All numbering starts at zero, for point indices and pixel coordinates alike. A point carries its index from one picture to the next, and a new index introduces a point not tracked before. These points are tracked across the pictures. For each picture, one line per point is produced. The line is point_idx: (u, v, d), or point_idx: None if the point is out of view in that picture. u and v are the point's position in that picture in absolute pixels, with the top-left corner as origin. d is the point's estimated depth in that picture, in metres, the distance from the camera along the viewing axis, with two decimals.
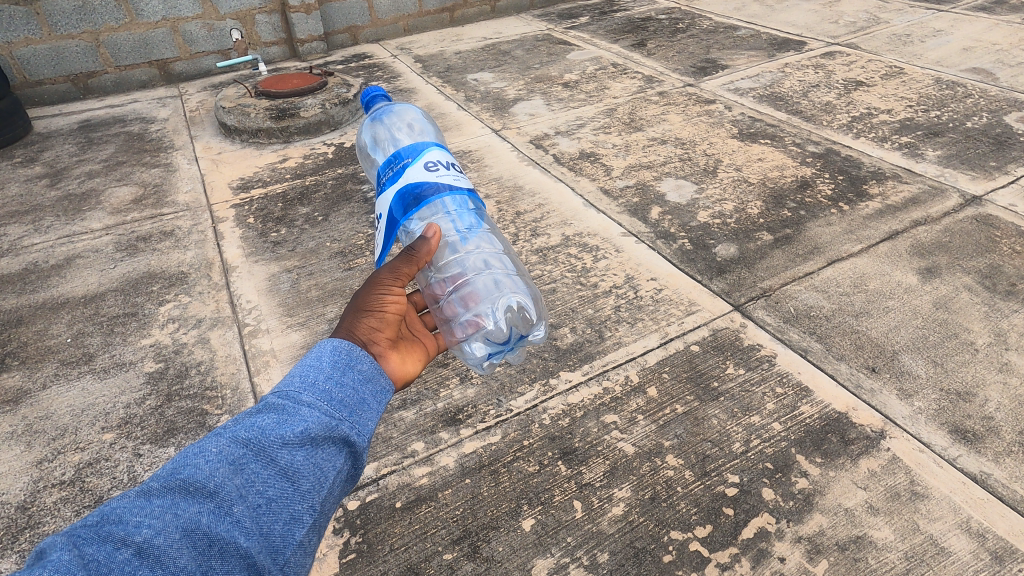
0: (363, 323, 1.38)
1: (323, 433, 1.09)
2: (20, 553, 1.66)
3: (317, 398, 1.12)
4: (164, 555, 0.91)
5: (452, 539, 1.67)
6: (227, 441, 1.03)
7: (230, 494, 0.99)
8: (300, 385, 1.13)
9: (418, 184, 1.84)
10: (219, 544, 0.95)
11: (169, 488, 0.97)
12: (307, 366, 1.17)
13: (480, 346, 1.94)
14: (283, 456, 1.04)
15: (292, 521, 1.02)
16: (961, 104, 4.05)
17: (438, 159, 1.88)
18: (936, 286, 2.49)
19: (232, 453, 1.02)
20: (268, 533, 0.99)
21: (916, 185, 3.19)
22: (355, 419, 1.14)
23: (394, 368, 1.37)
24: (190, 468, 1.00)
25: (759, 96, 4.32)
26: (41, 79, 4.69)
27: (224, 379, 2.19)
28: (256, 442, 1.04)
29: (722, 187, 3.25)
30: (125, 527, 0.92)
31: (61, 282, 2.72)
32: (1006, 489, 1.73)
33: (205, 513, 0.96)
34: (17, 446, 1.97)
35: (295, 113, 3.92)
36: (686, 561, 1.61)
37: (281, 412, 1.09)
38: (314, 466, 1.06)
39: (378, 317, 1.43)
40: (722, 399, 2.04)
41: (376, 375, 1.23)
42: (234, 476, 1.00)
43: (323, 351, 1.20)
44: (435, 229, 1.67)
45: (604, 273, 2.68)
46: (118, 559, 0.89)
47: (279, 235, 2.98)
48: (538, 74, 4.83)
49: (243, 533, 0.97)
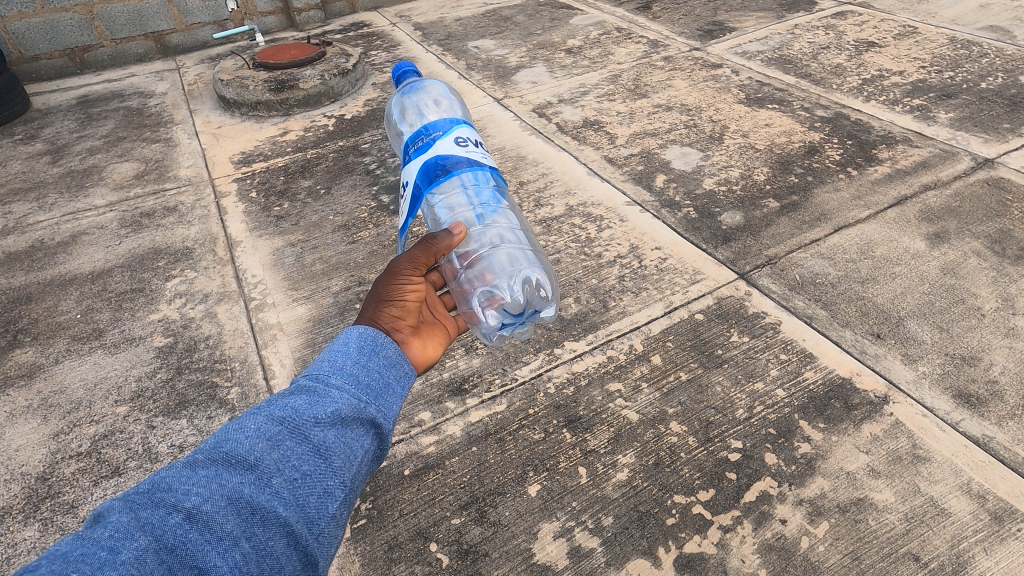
0: (386, 311, 1.39)
1: (352, 414, 1.12)
2: (42, 521, 1.71)
3: (345, 381, 1.15)
4: (212, 521, 0.94)
5: (460, 505, 1.72)
6: (265, 418, 1.06)
7: (269, 467, 1.01)
8: (330, 368, 1.16)
9: (446, 157, 1.97)
10: (261, 513, 0.97)
11: (213, 459, 1.00)
12: (335, 352, 1.21)
13: (489, 308, 1.89)
14: (316, 434, 1.06)
15: (326, 494, 1.03)
16: (976, 64, 3.94)
17: (468, 136, 2.02)
18: (944, 252, 2.47)
19: (269, 430, 1.05)
20: (304, 505, 1.00)
21: (927, 149, 3.13)
22: (381, 402, 1.17)
23: (416, 354, 1.39)
24: (232, 442, 1.02)
25: (767, 59, 4.21)
26: (37, 54, 4.63)
27: (232, 352, 2.22)
28: (290, 420, 1.07)
29: (728, 154, 3.20)
30: (174, 494, 0.95)
31: (68, 258, 2.74)
32: (1007, 452, 1.75)
33: (247, 484, 0.99)
34: (34, 419, 2.01)
35: (294, 85, 3.88)
36: (689, 524, 1.64)
37: (312, 393, 1.12)
38: (345, 445, 1.08)
39: (400, 305, 1.44)
40: (726, 365, 2.06)
41: (400, 361, 1.26)
42: (272, 451, 1.03)
43: (350, 338, 1.24)
44: (462, 229, 1.68)
45: (609, 243, 2.66)
46: (170, 523, 0.92)
47: (282, 209, 2.97)
48: (540, 41, 4.73)
49: (282, 503, 0.99)
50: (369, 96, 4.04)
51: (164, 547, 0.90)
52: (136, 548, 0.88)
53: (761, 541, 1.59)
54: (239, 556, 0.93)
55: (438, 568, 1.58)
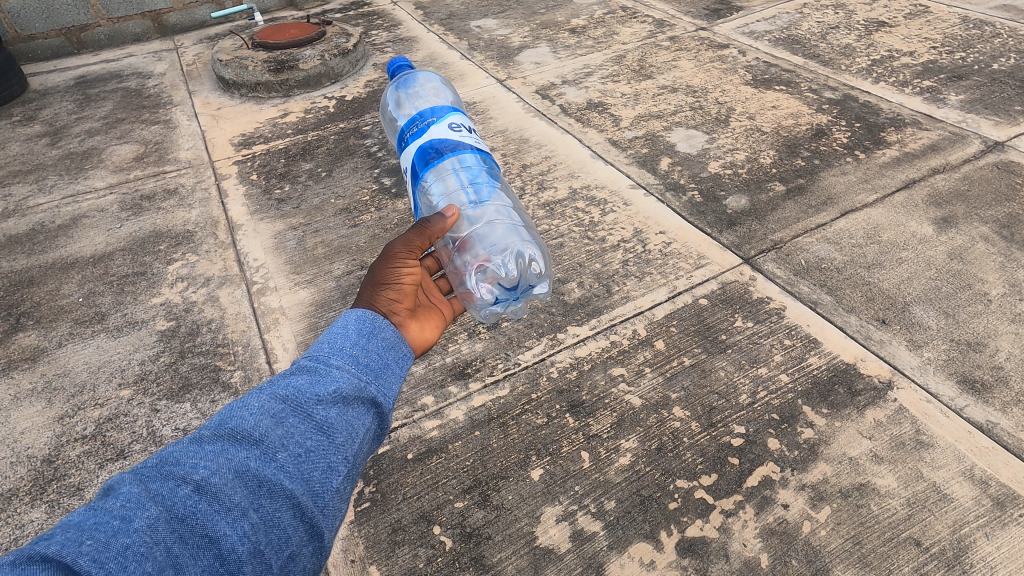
0: (383, 295, 1.38)
1: (353, 393, 1.11)
2: (49, 502, 1.73)
3: (346, 361, 1.15)
4: (221, 492, 0.93)
5: (463, 489, 1.72)
6: (267, 396, 1.06)
7: (274, 442, 1.01)
8: (330, 349, 1.16)
9: (440, 141, 1.99)
10: (268, 485, 0.96)
11: (219, 435, 1.00)
12: (335, 334, 1.20)
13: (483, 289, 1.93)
14: (318, 412, 1.06)
15: (330, 469, 1.03)
16: (989, 44, 3.86)
17: (461, 121, 2.03)
18: (952, 237, 2.44)
19: (272, 407, 1.04)
20: (308, 479, 1.00)
21: (936, 132, 3.08)
22: (380, 382, 1.17)
23: (415, 336, 1.40)
24: (236, 418, 1.02)
25: (775, 39, 4.14)
26: (33, 33, 4.57)
27: (235, 336, 2.22)
28: (293, 397, 1.06)
29: (734, 136, 3.16)
30: (182, 467, 0.95)
31: (69, 241, 2.73)
32: (1011, 438, 1.74)
33: (253, 458, 0.98)
34: (39, 402, 2.01)
35: (294, 65, 3.82)
36: (691, 508, 1.65)
37: (313, 372, 1.12)
38: (347, 422, 1.08)
39: (397, 288, 1.43)
40: (730, 351, 2.05)
41: (399, 343, 1.26)
42: (276, 427, 1.02)
43: (349, 321, 1.23)
44: (454, 210, 1.68)
45: (612, 227, 2.64)
46: (179, 494, 0.92)
47: (282, 191, 2.95)
48: (544, 20, 4.65)
49: (288, 476, 0.99)
50: (370, 77, 3.99)
51: (174, 516, 0.90)
52: (148, 517, 0.88)
53: (763, 525, 1.60)
54: (248, 526, 0.92)
55: (442, 552, 1.59)
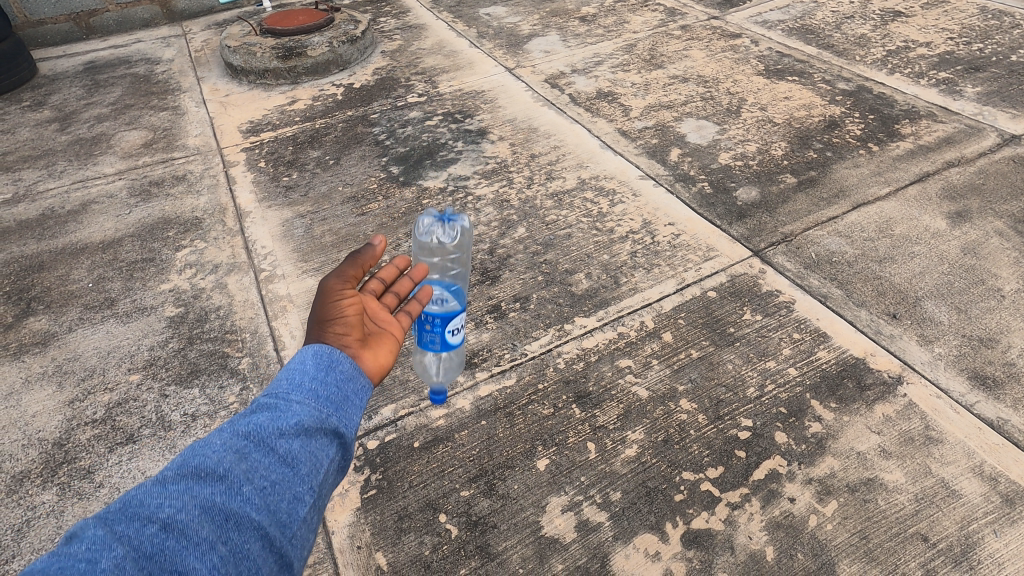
0: (327, 332, 1.20)
1: (317, 425, 1.03)
2: (60, 485, 1.75)
3: (306, 394, 1.06)
4: (187, 528, 0.86)
5: (469, 478, 1.73)
6: (229, 433, 0.99)
7: (239, 477, 0.94)
8: (288, 385, 1.07)
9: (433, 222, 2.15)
10: (235, 518, 0.89)
11: (181, 474, 0.93)
12: (291, 369, 1.10)
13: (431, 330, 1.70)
14: (282, 445, 0.99)
15: (297, 500, 0.96)
16: (1007, 35, 3.78)
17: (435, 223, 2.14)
18: (966, 231, 2.41)
19: (235, 444, 0.97)
20: (275, 511, 0.93)
21: (952, 124, 3.03)
22: (345, 411, 1.08)
23: (370, 367, 1.20)
24: (199, 457, 0.95)
25: (788, 28, 4.08)
26: (42, 18, 4.55)
27: (243, 323, 2.22)
28: (255, 433, 0.99)
29: (745, 127, 3.12)
30: (145, 508, 0.87)
31: (78, 227, 2.74)
32: (1021, 435, 1.73)
33: (218, 493, 0.91)
34: (49, 386, 2.03)
35: (302, 52, 3.79)
36: (697, 500, 1.64)
37: (273, 409, 1.03)
38: (314, 454, 1.01)
39: (344, 321, 1.24)
40: (738, 344, 2.04)
41: (358, 373, 1.16)
42: (240, 462, 0.95)
43: (305, 354, 1.13)
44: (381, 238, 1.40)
45: (621, 218, 2.62)
46: (144, 534, 0.84)
47: (290, 179, 2.95)
48: (554, 8, 4.60)
49: (255, 509, 0.92)
50: (378, 65, 3.97)
51: (141, 554, 0.83)
52: (113, 557, 0.81)
53: (769, 518, 1.60)
54: (217, 560, 0.85)
55: (447, 539, 1.60)
